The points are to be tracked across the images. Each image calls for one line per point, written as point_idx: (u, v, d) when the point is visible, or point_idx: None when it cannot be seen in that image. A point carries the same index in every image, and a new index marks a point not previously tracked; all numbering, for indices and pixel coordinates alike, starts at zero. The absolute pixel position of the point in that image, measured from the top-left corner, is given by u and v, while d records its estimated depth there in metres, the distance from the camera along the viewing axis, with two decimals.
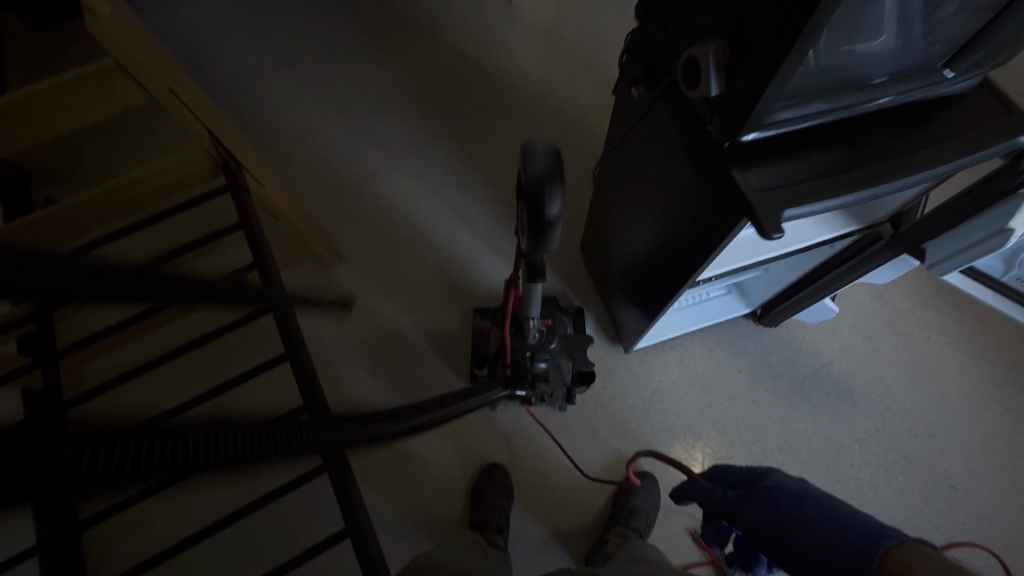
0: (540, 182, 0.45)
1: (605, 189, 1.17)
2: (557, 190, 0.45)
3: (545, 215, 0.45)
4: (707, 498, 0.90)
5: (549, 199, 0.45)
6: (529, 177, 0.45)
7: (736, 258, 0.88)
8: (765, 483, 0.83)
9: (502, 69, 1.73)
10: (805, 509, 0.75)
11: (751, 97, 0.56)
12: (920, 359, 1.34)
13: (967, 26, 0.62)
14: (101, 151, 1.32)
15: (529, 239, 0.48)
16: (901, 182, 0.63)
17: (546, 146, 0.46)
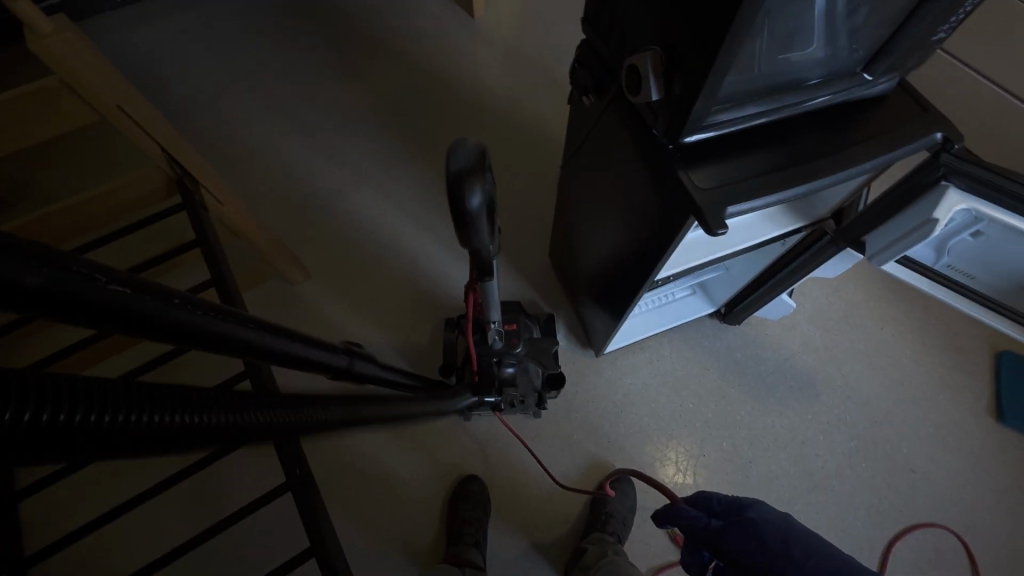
0: (460, 176, 0.42)
1: (567, 196, 1.20)
2: (476, 182, 0.42)
3: (468, 210, 0.43)
4: (690, 525, 0.89)
5: (469, 192, 0.42)
6: (450, 174, 0.42)
7: (692, 257, 0.92)
8: (749, 514, 0.82)
9: (465, 84, 1.77)
10: (787, 547, 0.75)
11: (688, 102, 0.60)
12: (875, 349, 1.40)
13: (880, 33, 0.67)
14: (49, 173, 1.28)
15: (462, 236, 0.46)
16: (832, 177, 0.67)
17: (472, 144, 0.44)
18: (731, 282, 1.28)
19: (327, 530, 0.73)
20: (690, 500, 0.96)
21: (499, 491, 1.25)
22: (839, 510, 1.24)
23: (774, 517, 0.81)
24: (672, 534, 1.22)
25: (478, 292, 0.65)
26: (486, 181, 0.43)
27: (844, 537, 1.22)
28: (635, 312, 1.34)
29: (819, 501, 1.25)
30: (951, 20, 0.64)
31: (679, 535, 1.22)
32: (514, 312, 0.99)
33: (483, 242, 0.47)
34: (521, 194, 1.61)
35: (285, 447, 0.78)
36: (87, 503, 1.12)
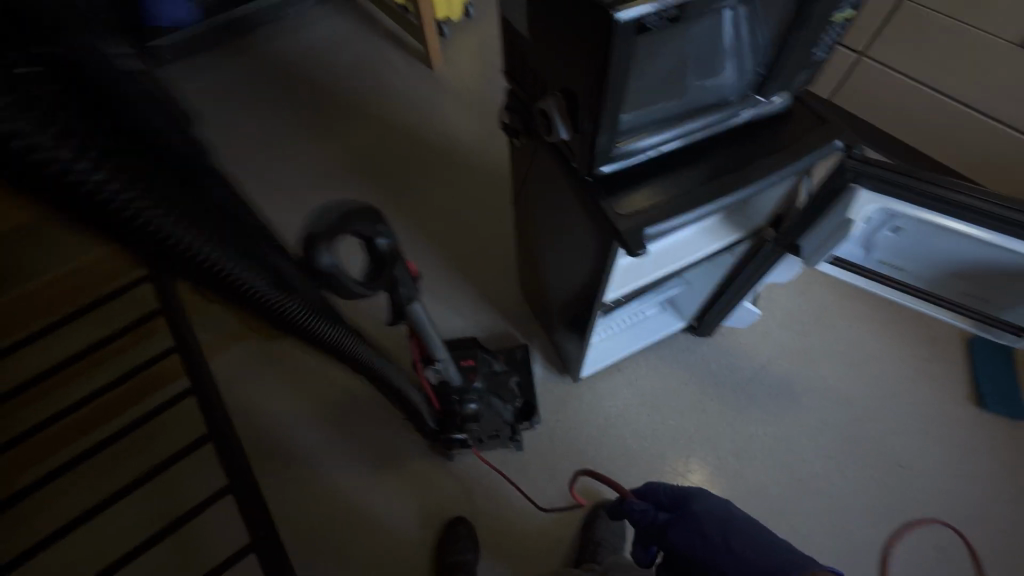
0: (313, 241, 0.40)
1: (525, 228, 1.24)
2: (327, 244, 0.40)
3: (332, 272, 0.42)
4: (640, 520, 0.91)
5: (322, 254, 0.41)
6: (302, 236, 0.41)
7: (639, 276, 0.95)
8: (693, 507, 0.83)
9: (428, 133, 1.86)
10: (727, 537, 0.75)
11: (591, 137, 0.65)
12: (847, 346, 1.42)
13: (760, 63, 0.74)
14: None
15: (349, 295, 0.45)
16: (740, 193, 0.72)
17: (335, 201, 0.42)
18: (694, 294, 1.31)
19: None
20: (644, 489, 0.96)
21: (488, 531, 1.23)
22: (832, 512, 1.23)
23: (716, 510, 0.81)
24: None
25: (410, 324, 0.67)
26: (362, 231, 0.43)
27: (839, 538, 1.20)
28: (606, 334, 1.36)
29: (810, 507, 1.23)
30: (822, 42, 0.71)
31: None
32: (470, 349, 1.00)
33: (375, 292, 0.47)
34: (488, 231, 1.66)
35: (249, 504, 0.78)
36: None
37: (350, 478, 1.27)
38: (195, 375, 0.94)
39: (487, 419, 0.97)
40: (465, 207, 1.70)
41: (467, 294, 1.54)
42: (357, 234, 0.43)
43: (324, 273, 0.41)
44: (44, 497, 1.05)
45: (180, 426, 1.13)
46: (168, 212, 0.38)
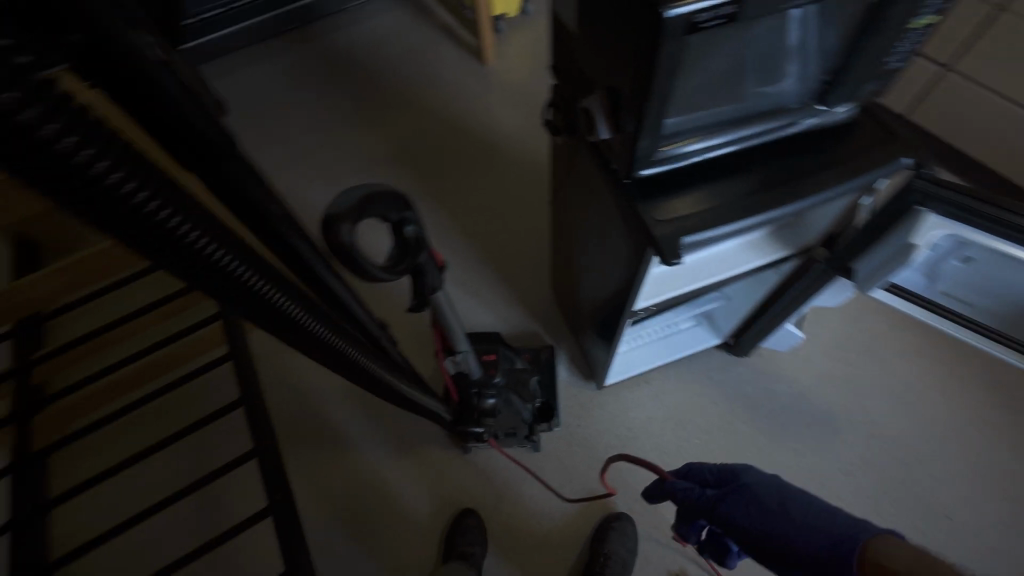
0: (335, 220, 0.41)
1: (561, 228, 1.22)
2: (349, 226, 0.41)
3: (351, 251, 0.42)
4: (685, 498, 0.85)
5: (343, 235, 0.41)
6: (324, 215, 0.41)
7: (673, 287, 0.92)
8: (742, 479, 0.79)
9: (474, 127, 1.87)
10: (785, 504, 0.72)
11: (633, 138, 0.63)
12: (900, 382, 1.31)
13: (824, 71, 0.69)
14: None
15: (372, 276, 0.45)
16: (790, 207, 0.68)
17: (359, 184, 0.43)
18: (732, 310, 1.25)
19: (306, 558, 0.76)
20: (686, 470, 0.91)
21: (499, 528, 1.23)
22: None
23: (767, 483, 0.77)
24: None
25: (432, 312, 0.68)
26: (384, 214, 0.44)
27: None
28: (636, 343, 1.32)
29: None
30: (897, 49, 0.66)
31: None
32: (492, 344, 1.00)
33: (398, 276, 0.47)
34: (525, 229, 1.66)
35: (271, 471, 0.82)
36: (65, 542, 1.05)
37: (369, 459, 1.30)
38: (233, 344, 0.99)
39: (505, 415, 0.97)
40: (504, 203, 1.70)
41: (499, 289, 1.55)
42: (379, 216, 0.44)
43: (344, 251, 0.41)
44: (95, 442, 1.15)
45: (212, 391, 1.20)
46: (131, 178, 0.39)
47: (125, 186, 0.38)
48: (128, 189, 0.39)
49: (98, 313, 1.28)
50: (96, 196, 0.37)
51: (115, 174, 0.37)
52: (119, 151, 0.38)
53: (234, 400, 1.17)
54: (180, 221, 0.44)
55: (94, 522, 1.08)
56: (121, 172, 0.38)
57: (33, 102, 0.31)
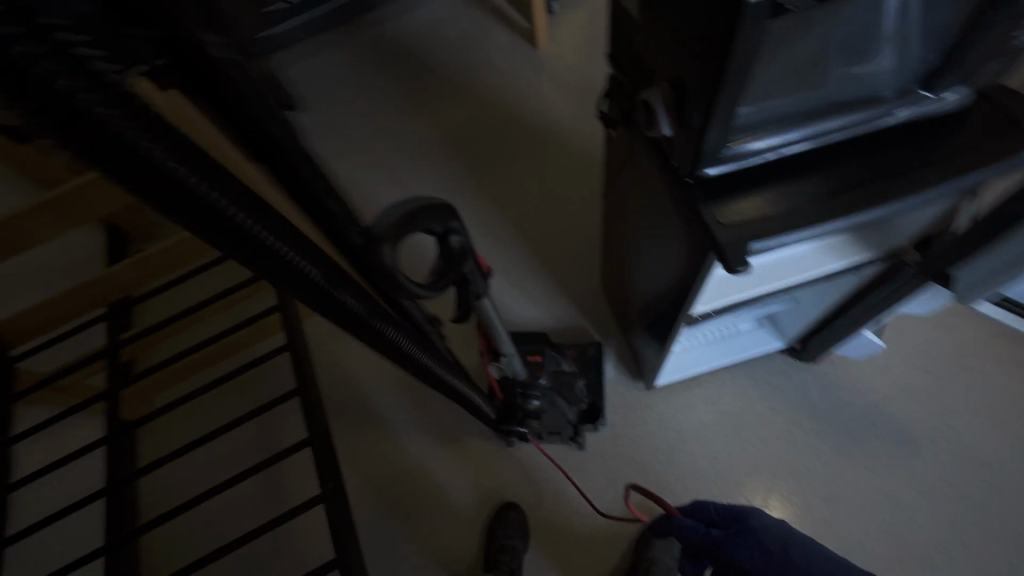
0: (376, 239, 0.40)
1: (613, 223, 1.17)
2: (390, 248, 0.40)
3: (392, 270, 0.41)
4: (688, 534, 0.89)
5: (385, 256, 0.41)
6: (366, 234, 0.41)
7: (735, 291, 0.85)
8: (750, 521, 0.82)
9: (526, 115, 1.82)
10: (788, 551, 0.76)
11: (699, 134, 0.58)
12: (998, 400, 1.17)
13: (933, 51, 0.60)
14: None
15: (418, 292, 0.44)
16: (882, 210, 0.60)
17: (402, 200, 0.41)
18: (801, 315, 1.15)
19: (354, 548, 0.79)
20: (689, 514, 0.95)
21: (541, 525, 1.23)
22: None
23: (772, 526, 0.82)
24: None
25: (477, 315, 0.67)
26: (428, 230, 0.42)
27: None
28: (690, 344, 1.26)
29: None
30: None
31: None
32: (537, 343, 0.98)
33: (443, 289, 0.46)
34: (575, 222, 1.61)
35: (324, 460, 0.86)
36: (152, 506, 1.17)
37: (416, 446, 1.34)
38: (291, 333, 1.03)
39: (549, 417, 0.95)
40: (554, 194, 1.66)
41: (547, 283, 1.52)
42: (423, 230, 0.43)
43: (385, 270, 0.41)
44: (175, 416, 1.26)
45: (272, 376, 1.27)
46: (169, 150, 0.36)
47: (174, 165, 0.37)
48: (172, 164, 0.36)
49: (176, 297, 1.39)
50: (137, 170, 0.35)
51: (159, 149, 0.36)
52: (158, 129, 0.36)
53: (290, 387, 1.24)
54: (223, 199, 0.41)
55: (175, 489, 1.19)
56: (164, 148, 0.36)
57: (73, 75, 0.31)
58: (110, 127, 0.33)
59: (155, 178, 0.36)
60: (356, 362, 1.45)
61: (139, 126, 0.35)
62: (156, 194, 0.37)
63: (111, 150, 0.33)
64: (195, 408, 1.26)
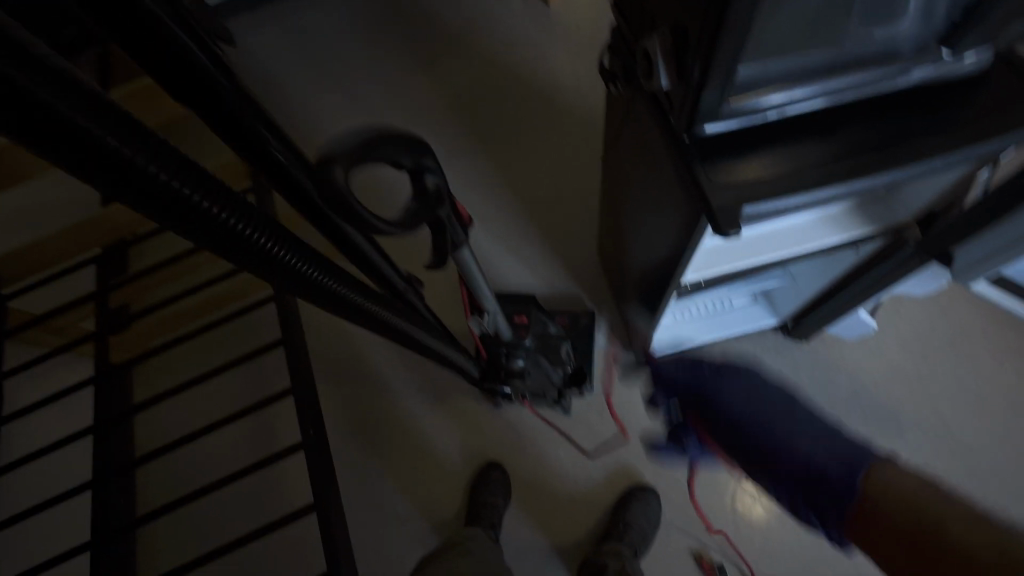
0: (329, 163, 0.37)
1: (612, 188, 1.14)
2: (342, 171, 0.37)
3: (344, 193, 0.38)
4: None
5: (336, 182, 0.38)
6: (317, 156, 0.38)
7: (728, 261, 0.83)
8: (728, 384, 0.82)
9: (532, 76, 1.76)
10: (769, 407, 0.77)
11: (698, 87, 0.55)
12: (988, 386, 1.16)
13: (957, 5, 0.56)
14: None
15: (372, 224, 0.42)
16: (884, 177, 0.57)
17: (361, 127, 0.38)
18: (797, 291, 1.13)
19: (333, 494, 0.80)
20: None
21: (522, 484, 1.25)
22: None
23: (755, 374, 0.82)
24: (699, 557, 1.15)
25: (457, 267, 0.65)
26: (393, 159, 0.40)
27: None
28: (682, 317, 1.25)
29: None
30: None
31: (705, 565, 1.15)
32: (525, 305, 0.97)
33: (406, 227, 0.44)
34: (576, 189, 1.57)
35: (307, 409, 0.87)
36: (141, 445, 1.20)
37: (403, 404, 1.35)
38: (277, 284, 1.02)
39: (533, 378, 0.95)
40: (556, 158, 1.62)
41: (543, 250, 1.50)
42: (391, 161, 0.41)
43: (335, 193, 0.38)
44: (166, 361, 1.27)
45: (260, 327, 1.27)
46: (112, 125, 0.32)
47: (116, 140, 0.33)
48: (116, 140, 0.33)
49: (168, 243, 1.38)
50: (75, 145, 0.31)
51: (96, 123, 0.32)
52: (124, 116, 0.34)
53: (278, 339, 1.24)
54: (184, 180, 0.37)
55: (166, 432, 1.21)
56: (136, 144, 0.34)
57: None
58: (43, 104, 0.29)
59: (106, 159, 0.32)
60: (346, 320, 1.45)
61: (72, 96, 0.30)
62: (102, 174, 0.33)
63: (36, 120, 0.29)
64: (183, 354, 1.27)
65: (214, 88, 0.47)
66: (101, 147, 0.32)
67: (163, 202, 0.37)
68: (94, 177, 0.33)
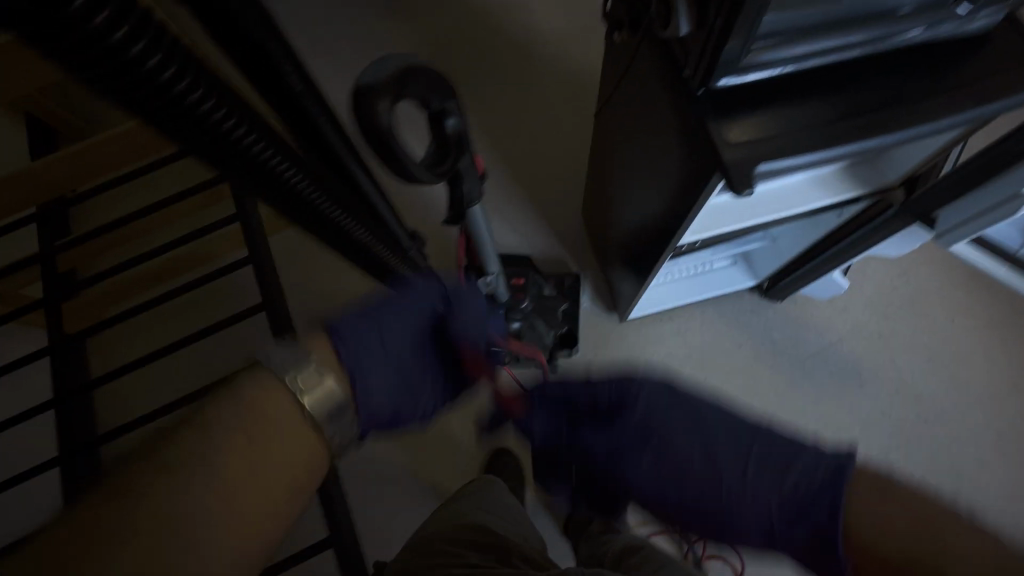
0: (371, 94, 0.36)
1: (605, 147, 1.11)
2: (384, 101, 0.36)
3: (383, 132, 0.37)
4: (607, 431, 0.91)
5: (377, 115, 0.37)
6: (356, 85, 0.37)
7: (724, 222, 0.83)
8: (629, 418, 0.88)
9: (514, 23, 1.65)
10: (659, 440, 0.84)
11: (722, 36, 0.52)
12: (942, 342, 1.26)
13: None
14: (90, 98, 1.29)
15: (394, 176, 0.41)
16: (891, 138, 0.58)
17: (395, 56, 0.38)
18: (777, 254, 1.16)
19: None
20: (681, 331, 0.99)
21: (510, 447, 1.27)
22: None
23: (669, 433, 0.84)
24: None
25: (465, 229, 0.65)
26: (421, 98, 0.39)
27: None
28: (666, 279, 1.27)
29: None
30: None
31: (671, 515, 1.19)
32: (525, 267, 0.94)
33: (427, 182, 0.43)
34: (566, 149, 1.53)
35: None
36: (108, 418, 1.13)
37: None
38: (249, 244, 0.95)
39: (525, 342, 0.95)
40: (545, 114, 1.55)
41: (527, 212, 1.46)
42: (419, 100, 0.40)
43: (377, 129, 0.37)
44: (128, 330, 1.18)
45: (232, 293, 1.20)
46: (186, 75, 0.35)
47: (181, 86, 0.35)
48: (184, 87, 0.35)
49: (122, 198, 1.25)
50: (146, 89, 0.33)
51: (169, 70, 0.33)
52: (180, 53, 0.35)
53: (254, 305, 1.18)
54: (233, 120, 0.40)
55: (134, 403, 1.15)
56: (199, 87, 0.36)
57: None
58: (129, 55, 0.30)
59: (173, 107, 0.35)
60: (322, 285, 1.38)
61: (153, 48, 0.32)
62: (160, 112, 0.35)
63: (115, 70, 0.31)
64: (147, 323, 1.18)
65: (244, 34, 0.40)
66: (173, 96, 0.34)
67: (208, 134, 0.39)
68: (151, 113, 0.35)
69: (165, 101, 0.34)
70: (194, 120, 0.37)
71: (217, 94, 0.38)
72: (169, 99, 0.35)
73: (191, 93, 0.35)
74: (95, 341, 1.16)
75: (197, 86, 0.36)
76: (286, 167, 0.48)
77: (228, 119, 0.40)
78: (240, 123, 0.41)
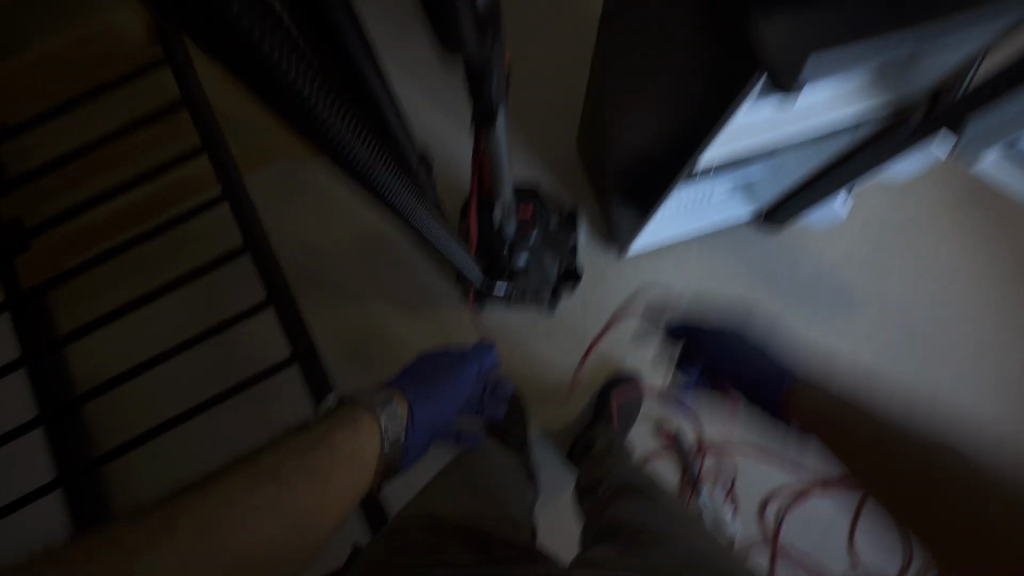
0: None
1: (609, 63, 1.01)
2: None
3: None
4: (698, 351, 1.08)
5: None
6: None
7: (742, 142, 0.77)
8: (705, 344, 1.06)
9: None
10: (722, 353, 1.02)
11: None
12: (931, 262, 1.28)
13: None
14: None
15: (439, 32, 0.40)
16: (937, 33, 0.54)
17: None
18: (779, 182, 1.11)
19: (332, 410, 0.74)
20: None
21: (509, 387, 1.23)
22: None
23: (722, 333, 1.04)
24: (660, 425, 1.18)
25: (481, 144, 0.60)
26: None
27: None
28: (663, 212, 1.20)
29: None
30: None
31: (666, 431, 1.18)
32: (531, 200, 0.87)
33: (468, 51, 0.42)
34: (564, 73, 1.40)
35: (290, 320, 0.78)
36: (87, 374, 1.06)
37: (378, 311, 1.25)
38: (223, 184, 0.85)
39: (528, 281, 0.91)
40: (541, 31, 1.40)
41: (520, 143, 1.36)
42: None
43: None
44: (92, 280, 1.07)
45: (203, 236, 1.09)
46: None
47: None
48: (238, 0, 0.30)
49: None
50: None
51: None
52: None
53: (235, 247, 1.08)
54: (285, 51, 0.35)
55: (114, 357, 1.07)
56: (247, 6, 0.31)
57: None
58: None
59: (226, 27, 0.30)
60: (299, 226, 1.27)
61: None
62: (215, 36, 0.30)
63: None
64: (115, 271, 1.08)
65: None
66: (230, 16, 0.29)
67: (258, 71, 0.34)
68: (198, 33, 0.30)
69: (218, 19, 0.29)
70: (246, 49, 0.32)
71: (280, 32, 0.34)
72: (218, 15, 0.29)
73: (244, 7, 0.30)
74: (60, 291, 1.06)
75: (250, 6, 0.31)
76: (334, 115, 0.43)
77: (283, 58, 0.34)
78: (292, 52, 0.36)
